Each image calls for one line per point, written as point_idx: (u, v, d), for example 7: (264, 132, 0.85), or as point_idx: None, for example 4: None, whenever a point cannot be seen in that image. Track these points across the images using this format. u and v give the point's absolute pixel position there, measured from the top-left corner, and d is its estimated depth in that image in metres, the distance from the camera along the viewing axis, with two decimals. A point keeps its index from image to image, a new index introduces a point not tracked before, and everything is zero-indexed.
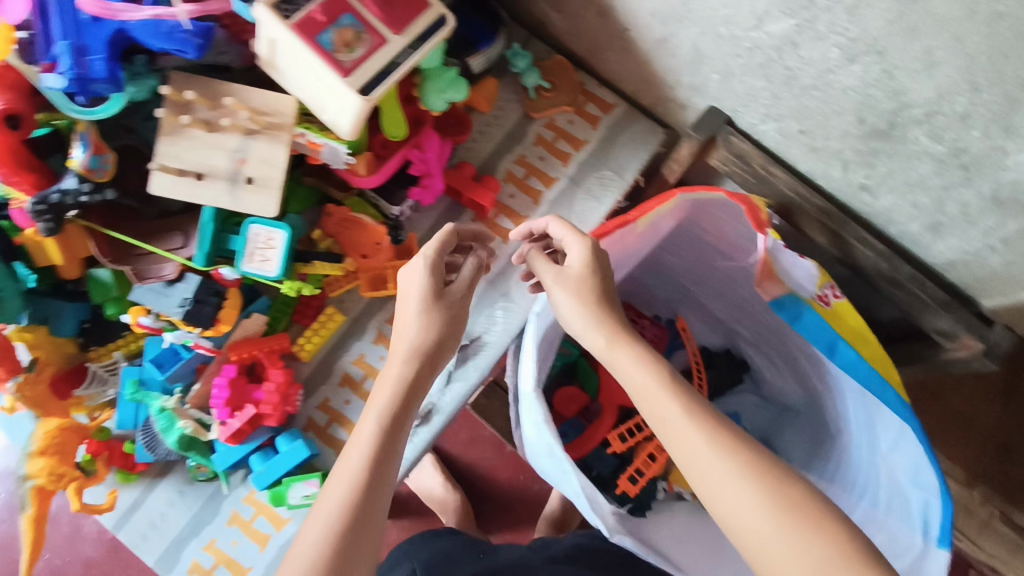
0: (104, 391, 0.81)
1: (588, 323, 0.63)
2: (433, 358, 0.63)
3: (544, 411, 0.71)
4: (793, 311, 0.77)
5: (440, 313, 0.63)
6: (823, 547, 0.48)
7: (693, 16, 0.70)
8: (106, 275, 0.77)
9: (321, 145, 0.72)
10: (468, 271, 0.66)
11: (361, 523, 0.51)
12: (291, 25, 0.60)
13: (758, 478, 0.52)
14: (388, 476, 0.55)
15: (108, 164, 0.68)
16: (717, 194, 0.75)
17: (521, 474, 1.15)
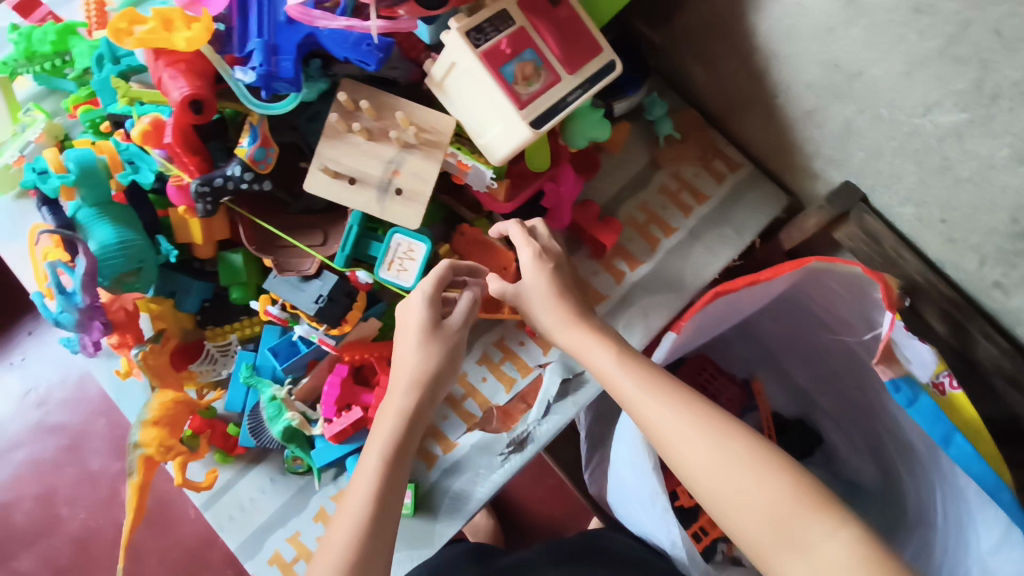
0: (215, 370, 0.82)
1: (567, 326, 0.70)
2: (435, 385, 0.67)
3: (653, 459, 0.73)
4: (909, 395, 0.74)
5: (439, 344, 0.68)
6: (776, 487, 0.55)
7: (853, 93, 0.70)
8: (238, 260, 0.80)
9: (469, 167, 0.74)
10: (464, 305, 0.70)
11: (375, 537, 0.57)
12: (480, 53, 0.63)
13: (707, 432, 0.59)
14: (396, 490, 0.61)
15: (271, 157, 0.70)
16: (848, 269, 0.74)
17: (556, 508, 1.25)
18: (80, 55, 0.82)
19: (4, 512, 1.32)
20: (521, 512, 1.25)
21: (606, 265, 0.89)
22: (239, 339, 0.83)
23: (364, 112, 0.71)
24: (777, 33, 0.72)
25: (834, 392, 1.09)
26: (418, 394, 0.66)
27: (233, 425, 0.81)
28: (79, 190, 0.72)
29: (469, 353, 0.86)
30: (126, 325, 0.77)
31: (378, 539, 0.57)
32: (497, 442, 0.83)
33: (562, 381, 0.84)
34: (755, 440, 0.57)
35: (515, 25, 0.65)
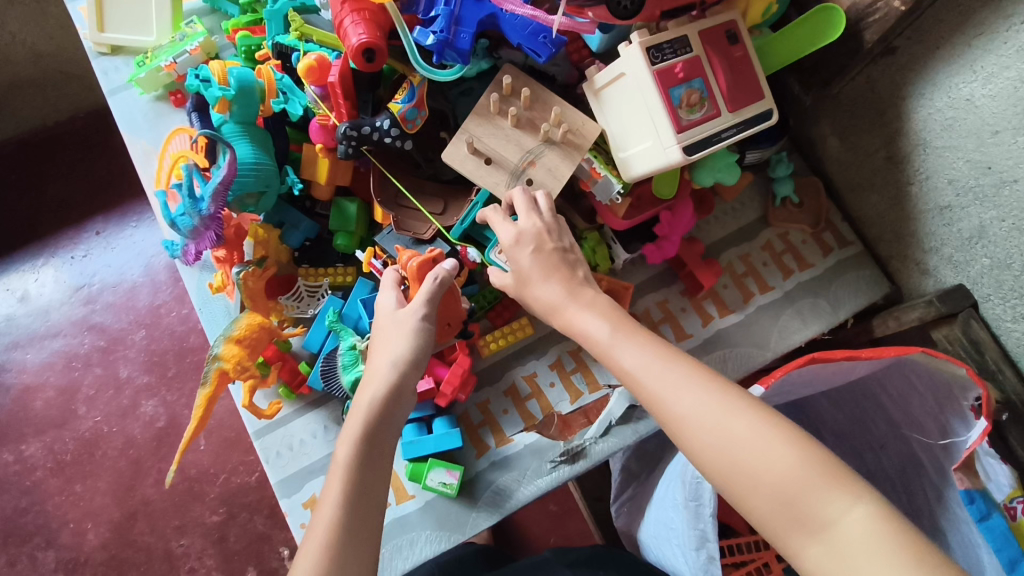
0: (301, 307, 0.83)
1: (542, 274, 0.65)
2: (408, 374, 0.64)
3: (715, 506, 0.69)
4: (982, 510, 0.72)
5: (407, 330, 0.66)
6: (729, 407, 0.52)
7: (997, 199, 0.71)
8: (354, 209, 0.81)
9: (600, 175, 0.75)
10: (429, 287, 0.67)
11: (352, 543, 0.53)
12: (655, 70, 0.65)
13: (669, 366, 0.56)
14: (369, 495, 0.56)
15: (420, 120, 0.73)
16: (953, 367, 0.73)
17: (553, 535, 1.23)
18: None
19: (26, 395, 1.34)
20: (521, 531, 1.24)
21: (696, 306, 0.89)
22: (330, 285, 0.84)
23: (519, 99, 0.73)
24: (934, 123, 0.74)
25: None
26: (391, 389, 0.62)
27: (304, 364, 0.81)
28: (233, 106, 0.75)
29: (543, 355, 0.85)
30: (234, 243, 0.78)
31: (355, 556, 0.53)
32: (551, 450, 0.80)
33: (629, 407, 0.81)
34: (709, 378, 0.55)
35: (691, 53, 0.67)
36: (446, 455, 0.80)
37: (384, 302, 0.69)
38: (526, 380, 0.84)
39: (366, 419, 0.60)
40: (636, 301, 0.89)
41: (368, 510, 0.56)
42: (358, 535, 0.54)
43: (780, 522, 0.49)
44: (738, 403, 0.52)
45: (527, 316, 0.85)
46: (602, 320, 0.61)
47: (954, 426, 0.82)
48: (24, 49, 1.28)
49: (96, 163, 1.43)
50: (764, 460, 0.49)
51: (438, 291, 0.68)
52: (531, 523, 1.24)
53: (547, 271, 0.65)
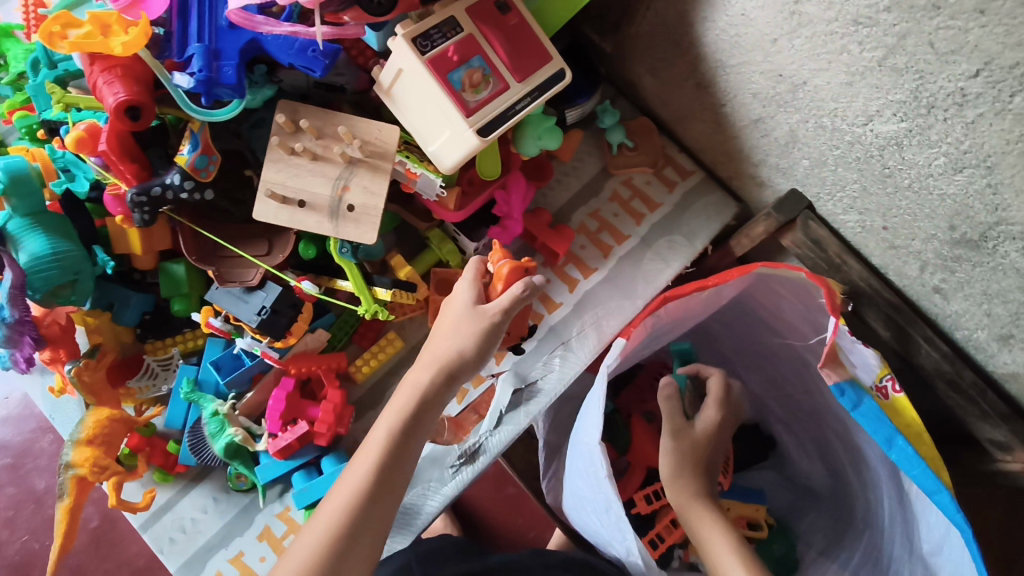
0: (155, 386, 0.78)
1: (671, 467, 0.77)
2: (466, 366, 0.64)
3: (606, 466, 0.70)
4: (853, 399, 0.73)
5: (472, 324, 0.65)
6: None
7: (797, 103, 0.73)
8: (181, 270, 0.77)
9: (417, 175, 0.73)
10: (516, 289, 0.65)
11: (363, 518, 0.57)
12: (426, 60, 0.62)
13: None
14: (396, 471, 0.61)
15: (213, 165, 0.69)
16: (792, 275, 0.74)
17: (518, 518, 1.22)
18: (15, 59, 0.81)
19: None
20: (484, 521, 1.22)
21: (559, 273, 0.89)
22: (181, 353, 0.80)
23: (304, 132, 0.70)
24: (723, 43, 0.75)
25: (784, 398, 1.08)
26: (445, 374, 0.64)
27: (173, 442, 0.77)
28: (11, 199, 0.69)
29: None
30: (60, 339, 0.75)
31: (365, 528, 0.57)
32: (447, 455, 0.79)
33: (514, 391, 0.81)
34: None
35: (463, 33, 0.65)
36: None
37: (463, 285, 0.68)
38: None
39: (411, 399, 0.62)
40: None
41: (391, 487, 0.60)
42: (375, 505, 0.58)
43: None
44: None
45: (395, 329, 0.84)
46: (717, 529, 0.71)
47: (818, 320, 0.85)
48: None
49: None
50: None
51: (524, 300, 0.65)
52: (491, 513, 1.22)
53: (697, 460, 0.78)
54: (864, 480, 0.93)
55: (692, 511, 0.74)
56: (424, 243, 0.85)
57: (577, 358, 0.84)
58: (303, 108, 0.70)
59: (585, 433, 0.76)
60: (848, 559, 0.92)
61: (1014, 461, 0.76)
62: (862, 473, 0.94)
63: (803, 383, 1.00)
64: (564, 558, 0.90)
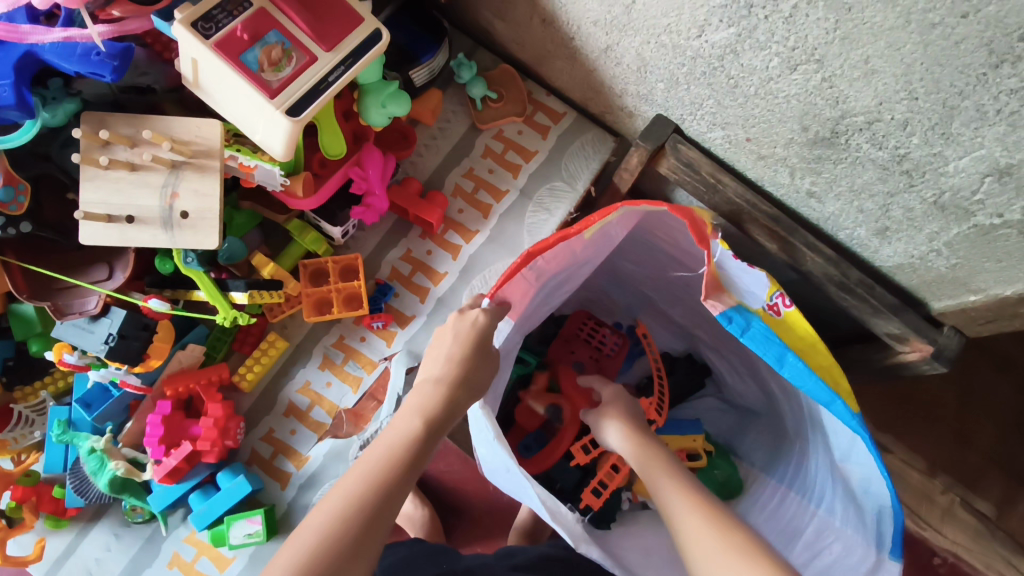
0: (31, 434, 0.75)
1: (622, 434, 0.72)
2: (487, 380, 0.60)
3: (493, 428, 0.59)
4: (742, 323, 0.67)
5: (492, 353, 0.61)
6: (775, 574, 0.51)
7: (634, 24, 0.69)
8: (30, 309, 0.73)
9: (253, 168, 0.69)
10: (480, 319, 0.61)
11: (378, 493, 0.50)
12: (212, 44, 0.58)
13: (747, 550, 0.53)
14: (410, 476, 0.53)
15: (23, 195, 0.64)
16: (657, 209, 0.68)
17: (490, 484, 0.96)
18: None
19: None
20: (459, 495, 0.96)
21: (440, 242, 0.85)
22: (52, 394, 0.77)
23: (116, 142, 0.65)
24: None
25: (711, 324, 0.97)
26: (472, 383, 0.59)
27: (59, 487, 0.74)
28: None
29: (308, 360, 0.80)
30: None
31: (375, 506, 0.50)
32: (350, 448, 0.77)
33: (408, 370, 0.78)
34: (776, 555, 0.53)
35: (254, 8, 0.60)
36: (248, 503, 0.75)
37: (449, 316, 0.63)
38: (301, 392, 0.80)
39: (439, 400, 0.57)
40: (380, 264, 0.84)
41: (401, 487, 0.52)
42: (390, 504, 0.51)
43: None
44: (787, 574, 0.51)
45: (277, 330, 0.80)
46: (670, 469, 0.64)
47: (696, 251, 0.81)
48: None
49: None
50: None
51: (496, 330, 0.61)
52: (462, 481, 0.96)
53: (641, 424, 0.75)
54: (789, 395, 0.83)
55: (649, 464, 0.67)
56: (290, 237, 0.82)
57: None
58: (111, 117, 0.66)
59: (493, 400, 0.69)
60: (783, 474, 0.84)
61: (910, 350, 0.76)
62: (785, 385, 0.83)
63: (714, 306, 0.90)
64: (537, 554, 0.77)
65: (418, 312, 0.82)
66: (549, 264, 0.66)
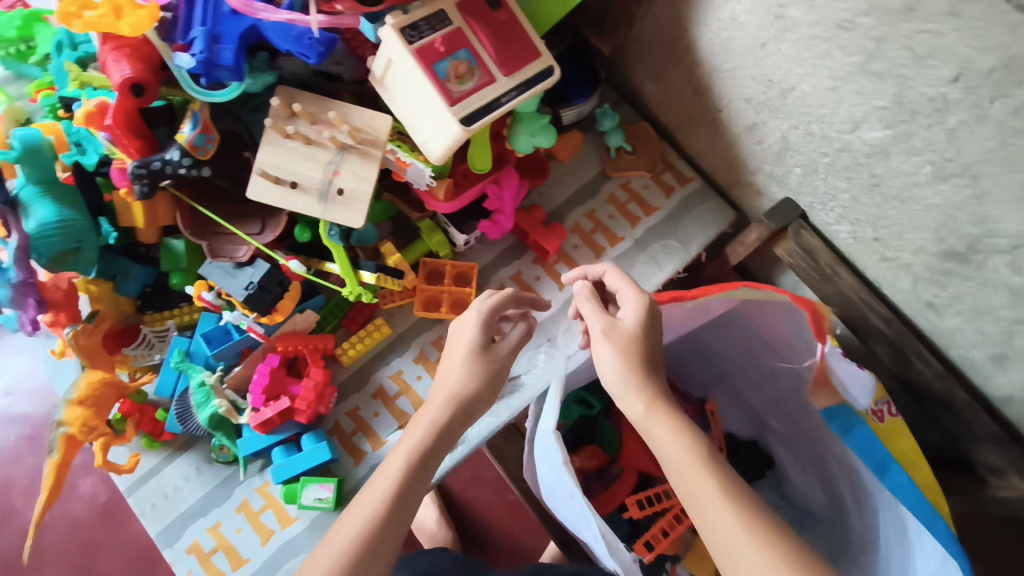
0: (150, 355, 0.82)
1: (627, 385, 0.59)
2: (476, 404, 0.62)
3: (562, 453, 0.66)
4: (845, 424, 0.72)
5: (485, 366, 0.62)
6: None
7: (786, 109, 0.73)
8: (180, 246, 0.80)
9: (408, 164, 0.75)
10: (519, 335, 0.65)
11: (383, 538, 0.52)
12: (413, 49, 0.64)
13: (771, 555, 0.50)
14: (417, 493, 0.57)
15: (212, 144, 0.72)
16: (776, 296, 0.70)
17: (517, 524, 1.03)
18: (44, 43, 0.86)
19: None
20: (484, 528, 1.02)
21: (549, 271, 0.89)
22: (176, 325, 0.83)
23: (299, 117, 0.73)
24: (717, 48, 0.75)
25: (786, 416, 0.95)
26: (461, 402, 0.61)
27: (162, 410, 0.80)
28: (23, 168, 0.73)
29: (405, 351, 0.85)
30: (61, 305, 0.77)
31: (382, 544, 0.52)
32: None
33: None
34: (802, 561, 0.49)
35: (452, 26, 0.67)
36: (323, 470, 0.79)
37: (468, 323, 0.65)
38: (392, 379, 0.84)
39: (431, 434, 0.58)
40: (490, 278, 0.89)
41: (402, 520, 0.54)
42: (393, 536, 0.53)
43: None
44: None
45: (384, 316, 0.85)
46: (677, 434, 0.56)
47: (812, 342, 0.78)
48: None
49: None
50: None
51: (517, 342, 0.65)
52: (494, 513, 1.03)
53: (648, 345, 0.61)
54: (862, 499, 0.81)
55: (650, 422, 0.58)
56: (418, 234, 0.88)
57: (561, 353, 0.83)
58: (301, 93, 0.73)
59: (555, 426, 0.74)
60: None
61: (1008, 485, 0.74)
62: (860, 492, 0.81)
63: (805, 401, 0.88)
64: None
65: None
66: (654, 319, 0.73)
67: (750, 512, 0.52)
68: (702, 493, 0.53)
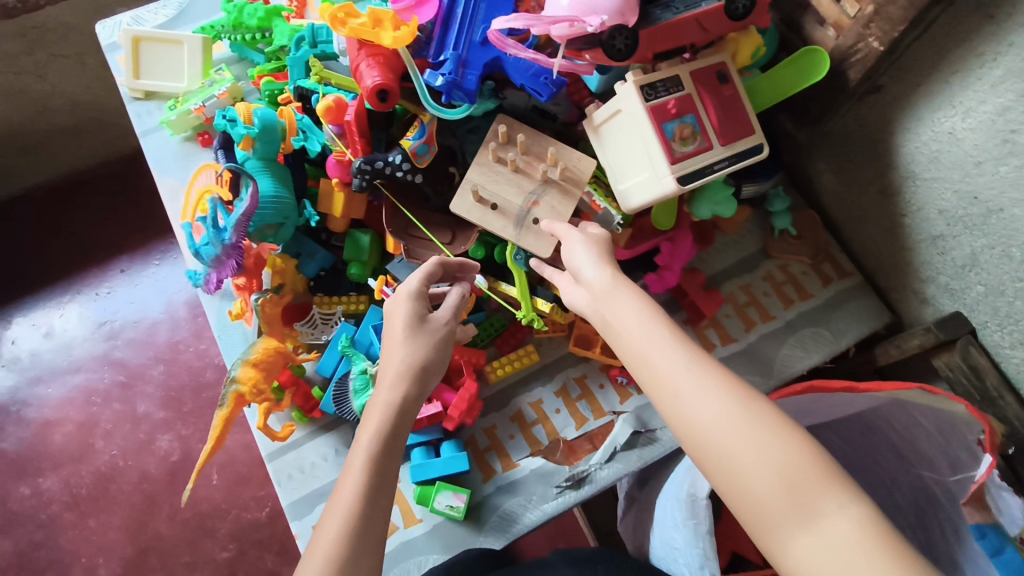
0: (316, 334, 0.86)
1: (593, 265, 0.62)
2: (428, 377, 0.63)
3: (709, 522, 0.64)
4: (995, 544, 0.67)
5: (425, 337, 0.65)
6: (775, 437, 0.47)
7: (986, 228, 0.73)
8: (367, 240, 0.85)
9: (599, 207, 0.79)
10: (453, 302, 0.69)
11: (374, 511, 0.53)
12: (649, 106, 0.69)
13: (739, 402, 0.49)
14: (393, 463, 0.58)
15: (430, 155, 0.77)
16: (952, 404, 0.71)
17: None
18: (281, 34, 0.94)
19: (46, 430, 1.37)
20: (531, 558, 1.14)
21: (698, 333, 0.92)
22: (343, 312, 0.87)
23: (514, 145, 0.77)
24: (922, 156, 0.77)
25: None
26: (415, 371, 0.62)
27: (317, 389, 0.84)
28: (256, 143, 0.80)
29: (549, 382, 0.88)
30: (253, 271, 0.83)
31: (373, 525, 0.53)
32: (557, 474, 0.82)
33: (632, 433, 0.83)
34: (773, 413, 0.48)
35: (683, 91, 0.71)
36: (455, 479, 0.82)
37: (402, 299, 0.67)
38: (533, 406, 0.86)
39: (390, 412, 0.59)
40: None
41: (383, 490, 0.55)
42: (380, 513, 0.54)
43: (775, 509, 0.45)
44: (781, 430, 0.48)
45: (534, 343, 0.89)
46: (636, 297, 0.58)
47: (965, 461, 0.73)
48: (63, 98, 1.38)
49: (124, 207, 1.52)
50: (761, 463, 0.46)
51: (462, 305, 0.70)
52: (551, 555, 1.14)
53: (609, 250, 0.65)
54: None
55: (610, 290, 0.59)
56: None
57: None
58: (519, 125, 0.78)
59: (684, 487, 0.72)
60: None
61: None
62: None
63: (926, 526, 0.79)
64: None
65: None
66: (817, 402, 0.73)
67: (693, 347, 0.53)
68: (650, 343, 0.54)
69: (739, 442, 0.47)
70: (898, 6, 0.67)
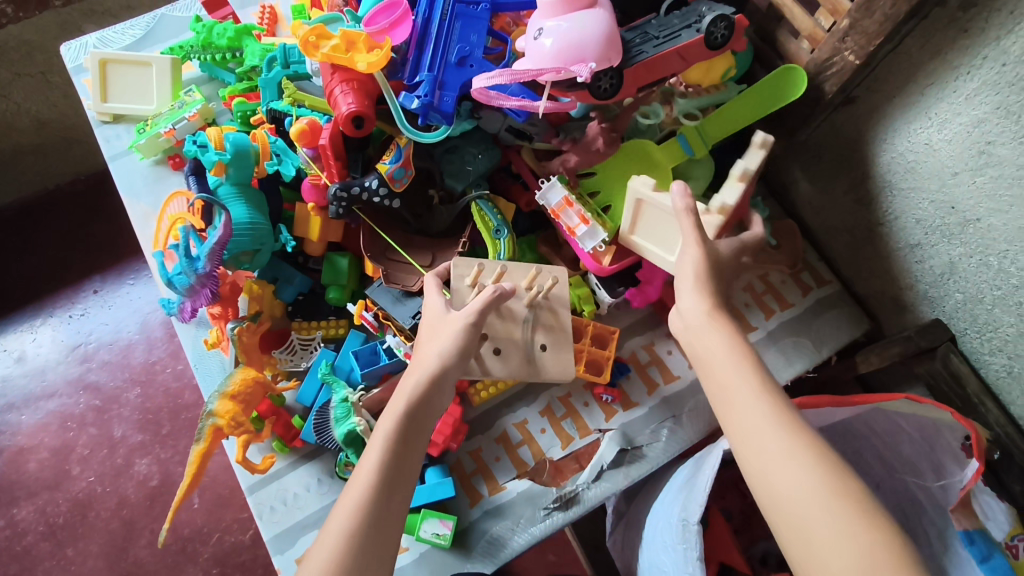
0: (295, 361, 0.84)
1: (691, 294, 0.60)
2: (453, 367, 0.61)
3: (699, 548, 0.62)
4: (983, 551, 0.66)
5: (459, 326, 0.63)
6: (855, 517, 0.46)
7: (963, 236, 0.73)
8: (345, 264, 0.84)
9: (576, 229, 0.78)
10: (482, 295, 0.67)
11: (389, 493, 0.53)
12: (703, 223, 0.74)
13: (825, 477, 0.48)
14: (414, 446, 0.56)
15: (407, 178, 0.76)
16: (938, 412, 0.69)
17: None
18: (252, 53, 0.92)
19: (20, 457, 1.32)
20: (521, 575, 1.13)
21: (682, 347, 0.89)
22: (322, 337, 0.86)
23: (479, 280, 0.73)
24: (899, 166, 0.77)
25: None
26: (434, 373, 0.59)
27: (297, 417, 0.82)
28: (229, 168, 0.79)
29: (533, 402, 0.87)
30: (229, 299, 0.80)
31: (389, 504, 0.53)
32: (545, 496, 0.80)
33: (619, 450, 0.81)
34: (860, 491, 0.47)
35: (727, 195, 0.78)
36: (440, 505, 0.80)
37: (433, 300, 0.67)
38: (517, 427, 0.85)
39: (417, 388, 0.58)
40: (622, 345, 0.90)
41: (404, 476, 0.54)
42: (392, 503, 0.53)
43: None
44: (867, 514, 0.46)
45: None
46: (728, 337, 0.57)
47: (948, 466, 0.72)
48: (29, 117, 1.36)
49: (93, 226, 1.49)
50: (836, 548, 0.45)
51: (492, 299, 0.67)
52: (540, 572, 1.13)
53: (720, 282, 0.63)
54: None
55: (703, 323, 0.58)
56: None
57: (686, 433, 0.83)
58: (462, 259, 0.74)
59: (675, 509, 0.68)
60: None
61: None
62: None
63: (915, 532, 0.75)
64: None
65: (642, 402, 0.86)
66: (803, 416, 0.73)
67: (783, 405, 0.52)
68: (737, 392, 0.53)
69: (820, 508, 0.46)
70: (873, 19, 0.67)
